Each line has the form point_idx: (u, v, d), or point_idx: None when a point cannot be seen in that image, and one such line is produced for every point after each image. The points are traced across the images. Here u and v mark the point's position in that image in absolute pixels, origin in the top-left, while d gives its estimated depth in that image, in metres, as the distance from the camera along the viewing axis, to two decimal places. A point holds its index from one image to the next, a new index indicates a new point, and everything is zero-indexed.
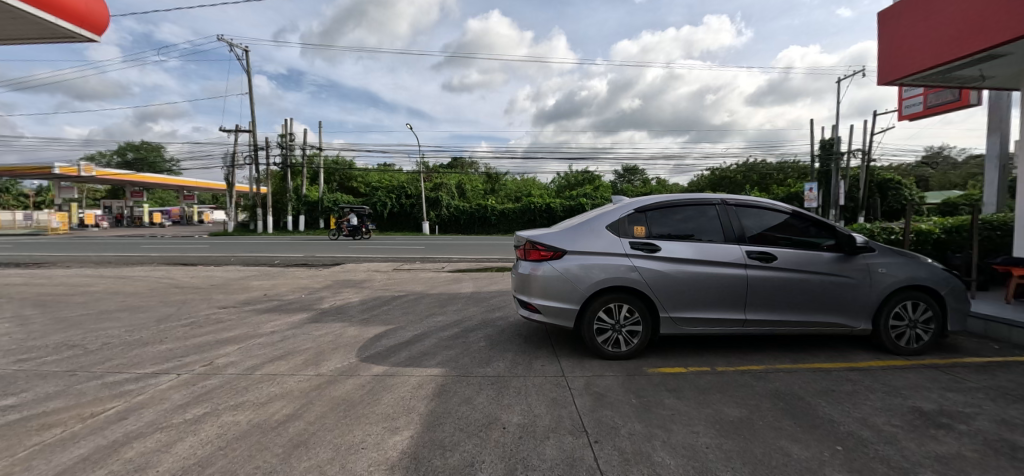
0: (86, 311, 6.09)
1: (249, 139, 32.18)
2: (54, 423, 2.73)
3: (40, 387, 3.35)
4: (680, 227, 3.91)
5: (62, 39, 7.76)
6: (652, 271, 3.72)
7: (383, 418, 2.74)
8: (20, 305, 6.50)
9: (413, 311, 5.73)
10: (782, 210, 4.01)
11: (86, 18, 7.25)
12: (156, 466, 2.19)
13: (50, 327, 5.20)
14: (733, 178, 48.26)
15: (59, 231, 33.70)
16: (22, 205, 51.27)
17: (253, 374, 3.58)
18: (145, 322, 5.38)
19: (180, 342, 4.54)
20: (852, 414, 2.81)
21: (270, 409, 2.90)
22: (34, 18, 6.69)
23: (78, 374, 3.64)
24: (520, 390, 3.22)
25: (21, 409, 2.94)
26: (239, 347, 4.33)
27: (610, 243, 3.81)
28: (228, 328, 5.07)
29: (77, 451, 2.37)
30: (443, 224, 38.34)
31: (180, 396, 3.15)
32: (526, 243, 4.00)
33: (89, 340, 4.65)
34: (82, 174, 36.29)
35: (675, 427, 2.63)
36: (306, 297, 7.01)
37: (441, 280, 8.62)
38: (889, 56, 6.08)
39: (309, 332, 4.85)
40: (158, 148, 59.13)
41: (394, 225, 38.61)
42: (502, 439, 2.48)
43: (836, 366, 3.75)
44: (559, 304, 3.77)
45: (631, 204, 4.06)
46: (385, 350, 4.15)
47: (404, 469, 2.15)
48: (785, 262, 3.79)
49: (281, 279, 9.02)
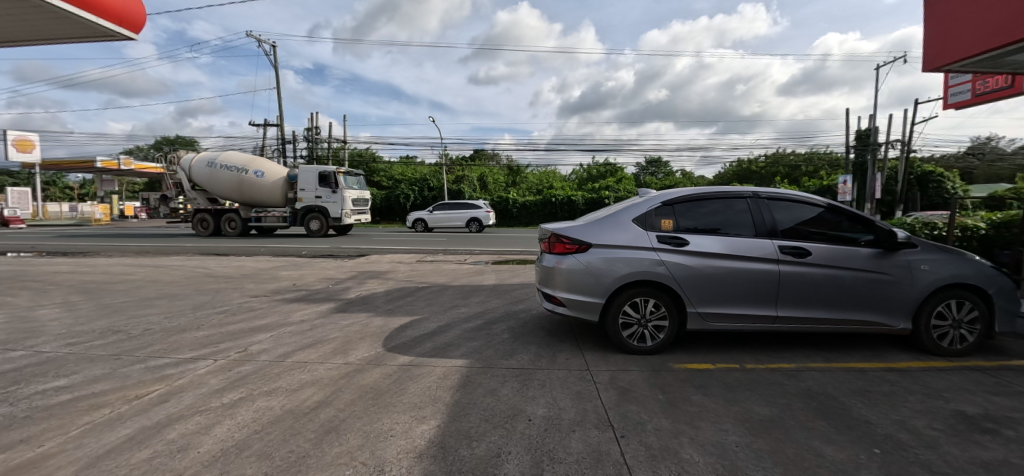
0: (127, 298, 6.40)
1: (278, 133, 32.85)
2: (102, 404, 2.90)
3: (87, 370, 3.54)
4: (707, 221, 3.82)
5: (103, 39, 8.16)
6: (679, 265, 3.64)
7: (410, 407, 2.79)
8: (70, 292, 6.91)
9: (437, 302, 5.80)
10: (817, 203, 3.86)
11: (125, 17, 7.58)
12: (198, 447, 2.31)
13: (96, 313, 5.49)
14: (762, 172, 47.14)
15: (102, 222, 35.79)
16: (67, 198, 55.76)
17: (284, 361, 3.69)
18: (182, 310, 5.61)
19: (215, 329, 4.72)
20: (889, 416, 2.70)
21: (301, 395, 2.99)
22: (78, 19, 7.07)
23: (123, 358, 3.83)
24: (545, 382, 3.20)
25: (72, 390, 3.14)
26: (271, 335, 4.46)
27: (637, 237, 3.74)
28: (259, 316, 5.25)
29: (123, 431, 2.51)
30: None
31: (218, 381, 3.28)
32: (550, 235, 3.97)
33: (131, 326, 4.88)
34: (122, 168, 38.91)
35: (703, 424, 2.58)
36: (332, 287, 7.17)
37: (463, 272, 8.71)
38: (936, 41, 5.75)
39: (335, 322, 4.95)
40: (193, 141, 62.21)
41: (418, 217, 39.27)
42: (527, 431, 2.50)
43: (872, 366, 3.60)
44: (584, 297, 3.73)
45: (658, 196, 3.98)
46: (411, 341, 4.21)
47: (432, 457, 2.20)
48: (819, 258, 3.65)
49: (309, 270, 9.26)
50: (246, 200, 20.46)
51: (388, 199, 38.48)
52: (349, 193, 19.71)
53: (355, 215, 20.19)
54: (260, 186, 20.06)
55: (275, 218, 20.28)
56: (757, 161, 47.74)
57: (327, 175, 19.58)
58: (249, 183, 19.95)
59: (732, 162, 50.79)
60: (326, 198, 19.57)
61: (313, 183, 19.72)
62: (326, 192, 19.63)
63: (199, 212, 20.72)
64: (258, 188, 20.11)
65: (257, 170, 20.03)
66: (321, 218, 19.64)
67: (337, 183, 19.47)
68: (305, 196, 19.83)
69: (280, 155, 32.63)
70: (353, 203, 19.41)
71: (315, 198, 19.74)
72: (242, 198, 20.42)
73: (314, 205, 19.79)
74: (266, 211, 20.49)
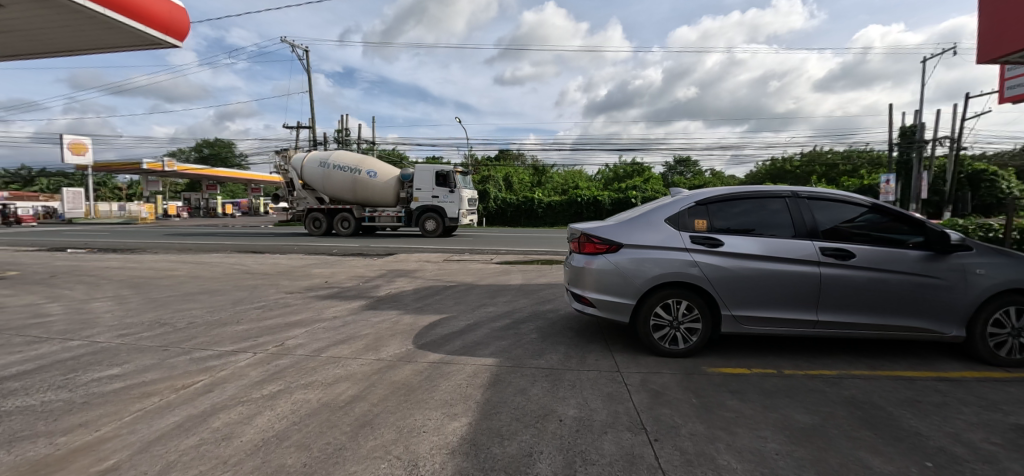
0: (173, 292, 6.74)
1: (309, 136, 33.97)
2: (152, 392, 3.06)
3: (138, 360, 3.75)
4: (743, 221, 3.71)
5: (151, 47, 8.68)
6: (713, 266, 3.54)
7: (441, 404, 2.82)
8: (120, 286, 7.34)
9: (465, 301, 5.85)
10: (861, 203, 3.69)
11: (170, 26, 8.07)
12: (241, 436, 2.41)
13: (144, 306, 5.81)
14: (797, 172, 45.45)
15: (147, 220, 37.84)
16: (115, 198, 59.32)
17: (319, 355, 3.80)
18: (223, 304, 5.87)
19: (253, 323, 4.91)
20: (941, 428, 2.55)
21: (336, 389, 3.06)
22: (128, 28, 7.57)
23: (170, 349, 4.03)
24: (575, 383, 3.18)
25: (124, 378, 3.32)
26: (306, 330, 4.60)
27: (669, 237, 3.67)
28: (294, 312, 5.42)
29: (172, 418, 2.64)
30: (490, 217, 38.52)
31: (257, 373, 3.40)
32: (580, 235, 3.95)
33: (177, 319, 5.14)
34: (166, 169, 41.16)
35: (740, 430, 2.50)
36: (362, 285, 7.35)
37: (490, 271, 8.76)
38: (990, 32, 5.42)
39: (366, 318, 5.06)
40: (230, 145, 65.24)
41: None
42: (559, 431, 2.48)
43: (921, 375, 3.41)
44: (614, 298, 3.68)
45: (691, 196, 3.90)
46: (440, 338, 4.26)
47: (464, 454, 2.21)
48: (864, 260, 3.49)
49: (340, 268, 9.52)
50: (359, 200, 20.58)
51: None
52: (466, 193, 19.54)
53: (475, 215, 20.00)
54: (374, 186, 20.18)
55: (390, 218, 20.24)
56: (792, 160, 45.96)
57: (444, 174, 19.35)
58: (364, 184, 20.06)
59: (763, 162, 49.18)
60: (445, 198, 19.36)
61: (431, 182, 19.52)
62: (445, 192, 19.38)
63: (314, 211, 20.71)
64: (371, 188, 20.27)
65: (370, 170, 20.16)
66: (438, 218, 19.41)
67: (452, 183, 19.30)
68: (423, 196, 19.60)
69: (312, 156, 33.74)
70: (467, 203, 19.25)
71: (433, 198, 19.51)
72: (356, 198, 20.57)
73: (431, 205, 19.52)
74: (378, 211, 20.48)
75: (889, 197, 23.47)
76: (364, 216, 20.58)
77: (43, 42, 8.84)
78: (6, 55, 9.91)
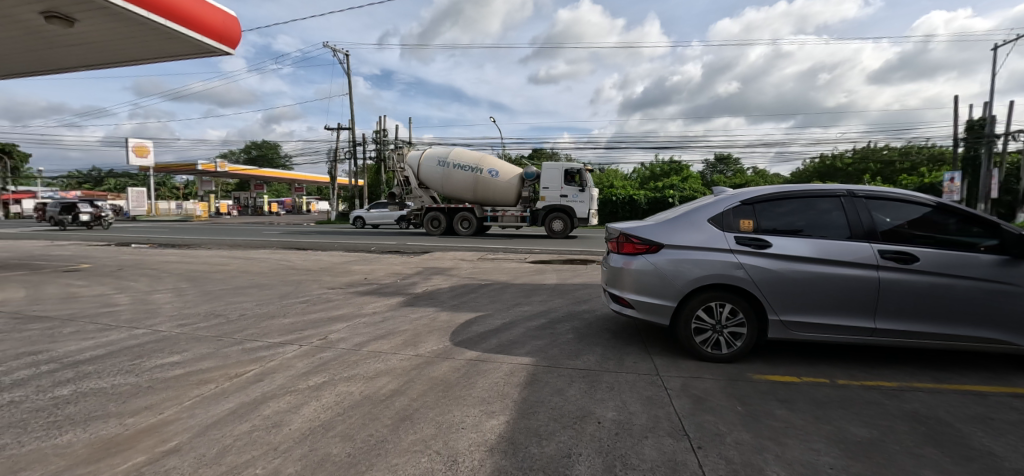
0: (226, 286, 7.18)
1: (349, 137, 35.29)
2: (208, 380, 3.26)
3: (195, 349, 4.00)
4: (793, 220, 3.53)
5: (207, 55, 9.30)
6: (761, 269, 3.39)
7: (479, 402, 2.85)
8: (179, 279, 7.89)
9: (500, 299, 5.89)
10: (926, 202, 3.43)
11: (223, 35, 8.64)
12: (289, 424, 2.52)
13: (200, 298, 6.21)
14: (848, 169, 42.88)
15: (201, 218, 40.43)
16: (174, 197, 63.93)
17: (360, 349, 3.93)
18: (271, 298, 6.19)
19: (299, 317, 5.14)
20: (1019, 449, 2.32)
21: (377, 383, 3.15)
22: (187, 37, 8.17)
23: (224, 339, 4.29)
24: (613, 385, 3.13)
25: (183, 366, 3.56)
26: (347, 325, 4.76)
27: (713, 238, 3.54)
28: (336, 307, 5.64)
29: (227, 405, 2.80)
30: None
31: (303, 364, 3.56)
32: (619, 235, 3.88)
33: (229, 311, 5.46)
34: (218, 170, 43.96)
35: (790, 441, 2.38)
36: (400, 281, 7.55)
37: (524, 270, 8.77)
38: None
39: (404, 314, 5.19)
40: (276, 145, 68.79)
41: None
42: (598, 433, 2.45)
43: (994, 390, 3.13)
44: (653, 300, 3.60)
45: (736, 195, 3.75)
46: (476, 336, 4.31)
47: (502, 452, 2.22)
48: (929, 264, 3.24)
49: (379, 264, 9.82)
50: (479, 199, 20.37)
51: None
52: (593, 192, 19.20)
53: (596, 215, 19.61)
54: (494, 185, 19.99)
55: (514, 218, 19.98)
56: (842, 157, 43.31)
57: (574, 173, 19.12)
58: (486, 183, 19.83)
59: (811, 159, 46.70)
60: (572, 197, 19.13)
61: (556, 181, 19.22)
62: (574, 191, 19.11)
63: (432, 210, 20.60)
64: (494, 188, 20.10)
65: (490, 170, 19.86)
66: (564, 218, 19.11)
67: (583, 181, 18.94)
68: (548, 195, 19.36)
69: (352, 157, 35.02)
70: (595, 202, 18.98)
71: (559, 197, 19.29)
72: (479, 197, 20.45)
73: (559, 204, 19.31)
74: (499, 210, 20.32)
75: (955, 197, 21.72)
76: (486, 216, 20.44)
77: (112, 53, 9.60)
78: (81, 65, 10.83)
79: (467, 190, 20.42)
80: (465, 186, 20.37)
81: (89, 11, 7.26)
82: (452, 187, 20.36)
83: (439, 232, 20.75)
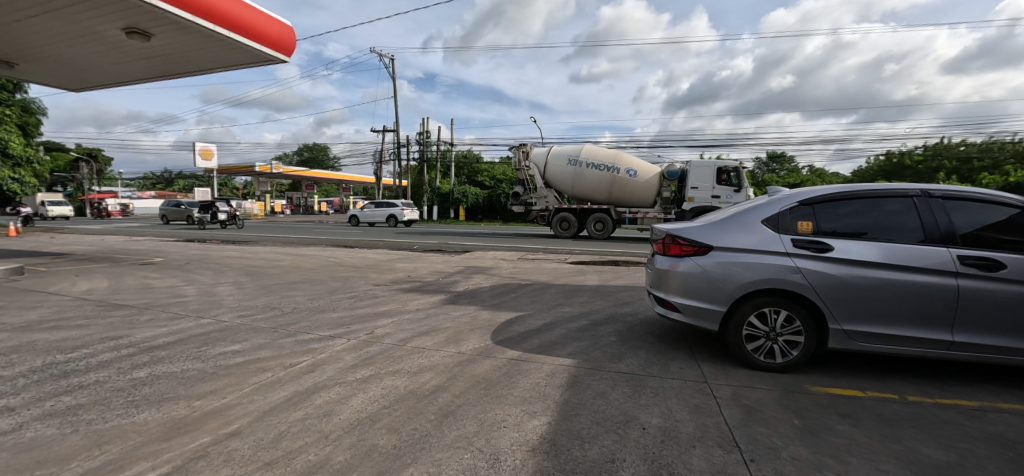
0: (280, 281, 7.63)
1: (393, 139, 36.47)
2: (265, 368, 3.48)
3: (254, 339, 4.29)
4: (858, 222, 3.29)
5: (265, 63, 9.92)
6: (821, 274, 3.18)
7: (520, 401, 2.86)
8: (239, 273, 8.48)
9: (540, 300, 5.88)
10: (1015, 203, 3.10)
11: (279, 44, 9.19)
12: (339, 414, 2.65)
13: (257, 292, 6.64)
14: (920, 167, 39.32)
15: (258, 217, 43.28)
16: (233, 197, 68.92)
17: (404, 345, 4.06)
18: (321, 293, 6.52)
19: (347, 312, 5.38)
20: None
21: (421, 378, 3.25)
22: (247, 47, 8.77)
23: (279, 331, 4.56)
24: (658, 391, 3.04)
25: (243, 354, 3.82)
26: (392, 321, 4.93)
27: (767, 240, 3.37)
28: (381, 303, 5.85)
29: (282, 393, 2.98)
30: None
31: (351, 357, 3.72)
32: (665, 236, 3.77)
33: (284, 304, 5.81)
34: (273, 172, 46.82)
35: (852, 460, 2.22)
36: (442, 279, 7.73)
37: (564, 271, 8.73)
38: None
39: (446, 312, 5.31)
40: (325, 148, 72.38)
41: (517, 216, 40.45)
42: (643, 440, 2.39)
43: None
44: (701, 304, 3.46)
45: (794, 195, 3.55)
46: (517, 336, 4.33)
47: (545, 453, 2.22)
48: (1018, 272, 2.91)
49: (422, 263, 10.09)
50: (614, 200, 18.87)
51: (489, 198, 40.46)
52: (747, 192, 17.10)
53: None
54: (635, 186, 18.35)
55: (655, 220, 18.43)
56: (912, 153, 39.60)
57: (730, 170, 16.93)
58: (624, 183, 18.33)
59: (876, 156, 43.21)
60: (726, 198, 17.03)
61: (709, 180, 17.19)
62: (726, 191, 17.05)
63: (563, 212, 19.22)
64: (631, 188, 18.57)
65: (629, 169, 18.39)
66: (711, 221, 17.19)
67: (740, 180, 16.81)
68: (697, 195, 17.38)
69: (396, 158, 36.18)
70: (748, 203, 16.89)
71: (711, 197, 17.19)
72: (613, 199, 18.98)
73: (708, 205, 17.29)
74: (637, 213, 18.80)
75: None
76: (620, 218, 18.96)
77: (183, 64, 10.45)
78: (157, 76, 11.87)
79: (602, 190, 18.95)
80: (601, 187, 18.87)
81: (164, 25, 7.96)
82: (581, 188, 18.95)
83: (569, 233, 19.31)
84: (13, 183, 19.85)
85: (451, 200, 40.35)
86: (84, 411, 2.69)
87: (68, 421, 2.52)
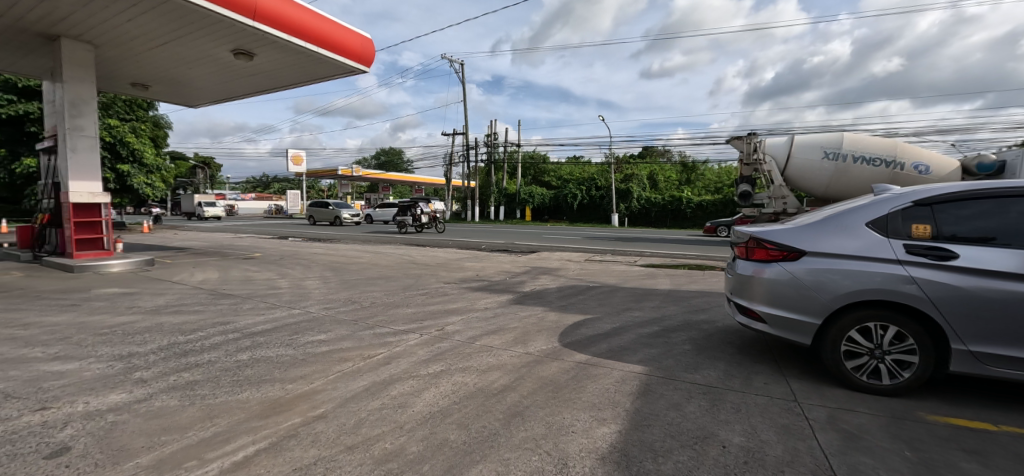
0: (360, 276, 8.28)
1: (462, 142, 37.79)
2: (347, 358, 3.81)
3: (337, 330, 4.71)
4: (992, 225, 2.82)
5: (348, 75, 10.78)
6: (942, 285, 2.76)
7: (588, 407, 2.85)
8: (324, 269, 9.34)
9: (609, 303, 5.76)
10: None
11: (360, 56, 9.95)
12: (413, 406, 2.83)
13: (339, 286, 7.28)
14: None
15: None
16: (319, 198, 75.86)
17: (473, 343, 4.21)
18: (396, 289, 6.98)
19: (419, 308, 5.70)
20: None
21: (489, 377, 3.35)
22: (333, 60, 9.61)
23: (358, 323, 4.96)
24: (739, 407, 2.85)
25: (329, 344, 4.22)
26: (461, 318, 5.13)
27: (873, 245, 3.01)
28: (451, 300, 6.13)
29: (361, 382, 3.25)
30: (632, 217, 37.21)
31: (424, 352, 3.95)
32: (748, 240, 3.53)
33: (363, 298, 6.30)
34: (353, 174, 50.73)
35: None
36: (509, 279, 7.89)
37: (635, 274, 8.47)
38: None
39: (514, 312, 5.42)
40: (399, 152, 77.03)
41: (583, 216, 39.98)
42: (722, 459, 2.26)
43: None
44: (791, 314, 3.18)
45: (908, 194, 3.14)
46: (585, 339, 4.30)
47: (615, 464, 2.18)
48: None
49: (489, 262, 10.35)
50: None
51: (555, 199, 40.44)
52: None
53: None
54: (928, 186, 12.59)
55: None
56: None
57: None
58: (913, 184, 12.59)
59: None
60: None
61: None
62: None
63: None
64: None
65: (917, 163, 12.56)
66: None
67: None
68: None
69: (465, 160, 37.44)
70: None
71: None
72: None
73: None
74: None
75: None
76: None
77: (279, 79, 11.70)
78: (258, 91, 13.40)
79: None
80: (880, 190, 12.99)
81: (264, 45, 8.99)
82: (841, 190, 13.29)
83: None
84: (148, 188, 23.02)
85: (517, 201, 40.93)
86: (199, 386, 3.16)
87: (187, 394, 2.98)
